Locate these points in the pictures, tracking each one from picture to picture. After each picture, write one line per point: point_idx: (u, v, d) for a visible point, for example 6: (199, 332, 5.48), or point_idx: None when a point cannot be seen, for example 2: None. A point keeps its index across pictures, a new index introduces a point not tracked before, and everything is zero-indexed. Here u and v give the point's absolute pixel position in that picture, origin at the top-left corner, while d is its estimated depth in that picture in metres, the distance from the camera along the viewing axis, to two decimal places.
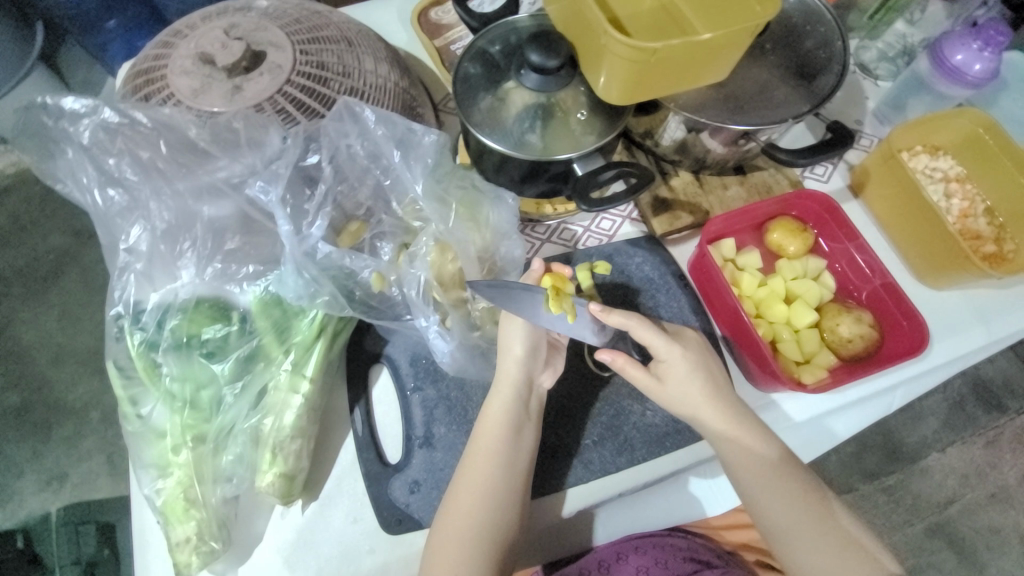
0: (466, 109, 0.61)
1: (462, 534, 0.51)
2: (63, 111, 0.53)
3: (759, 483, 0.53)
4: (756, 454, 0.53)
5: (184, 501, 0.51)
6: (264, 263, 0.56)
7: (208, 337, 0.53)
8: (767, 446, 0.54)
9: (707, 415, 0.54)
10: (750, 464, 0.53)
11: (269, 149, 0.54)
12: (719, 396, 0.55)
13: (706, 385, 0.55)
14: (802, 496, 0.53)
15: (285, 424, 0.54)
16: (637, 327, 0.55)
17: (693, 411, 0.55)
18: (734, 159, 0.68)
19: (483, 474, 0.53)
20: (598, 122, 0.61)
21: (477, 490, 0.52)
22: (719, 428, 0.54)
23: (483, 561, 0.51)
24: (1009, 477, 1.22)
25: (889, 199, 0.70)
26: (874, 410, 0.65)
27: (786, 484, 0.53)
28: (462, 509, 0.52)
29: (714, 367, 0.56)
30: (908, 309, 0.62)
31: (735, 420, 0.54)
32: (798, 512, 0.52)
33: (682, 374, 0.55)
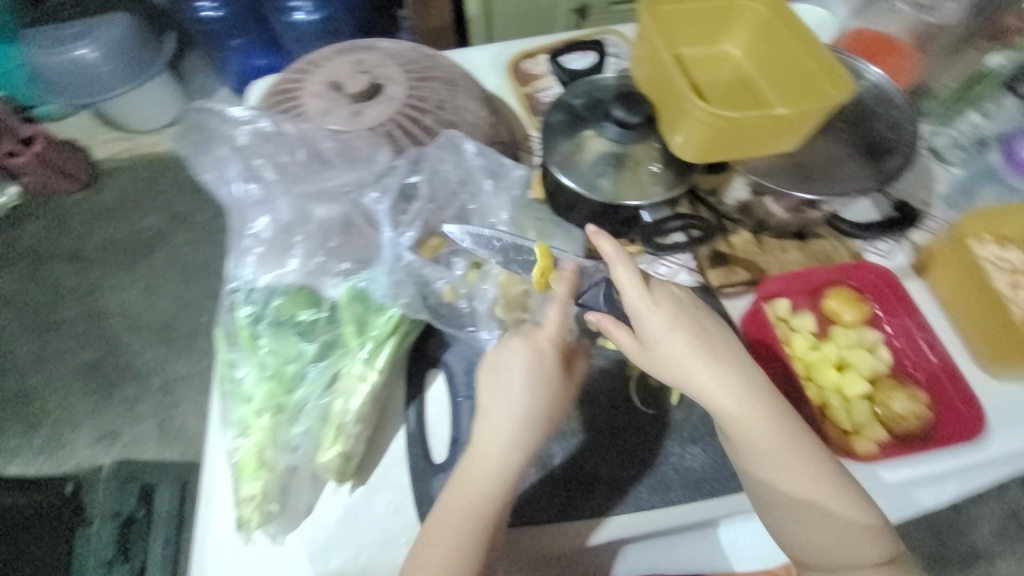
0: (548, 150, 0.68)
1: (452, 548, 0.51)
2: (230, 117, 0.64)
3: (764, 458, 0.52)
4: (761, 437, 0.51)
5: (257, 460, 0.58)
6: (356, 263, 0.64)
7: (301, 319, 0.61)
8: (769, 420, 0.52)
9: (704, 381, 0.52)
10: (769, 461, 0.51)
11: (377, 164, 0.64)
12: (722, 360, 0.53)
13: (705, 351, 0.53)
14: (801, 463, 0.51)
15: (352, 408, 0.60)
16: (630, 298, 0.54)
17: (689, 380, 0.53)
18: (795, 224, 0.72)
19: (493, 432, 0.53)
20: (669, 175, 0.66)
21: (476, 501, 0.52)
22: (709, 394, 0.52)
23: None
24: None
25: (955, 282, 0.70)
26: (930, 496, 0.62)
27: (795, 460, 0.51)
28: (477, 484, 0.52)
29: (717, 349, 0.54)
30: (967, 395, 0.62)
31: (732, 381, 0.52)
32: (806, 490, 0.51)
33: (683, 362, 0.53)
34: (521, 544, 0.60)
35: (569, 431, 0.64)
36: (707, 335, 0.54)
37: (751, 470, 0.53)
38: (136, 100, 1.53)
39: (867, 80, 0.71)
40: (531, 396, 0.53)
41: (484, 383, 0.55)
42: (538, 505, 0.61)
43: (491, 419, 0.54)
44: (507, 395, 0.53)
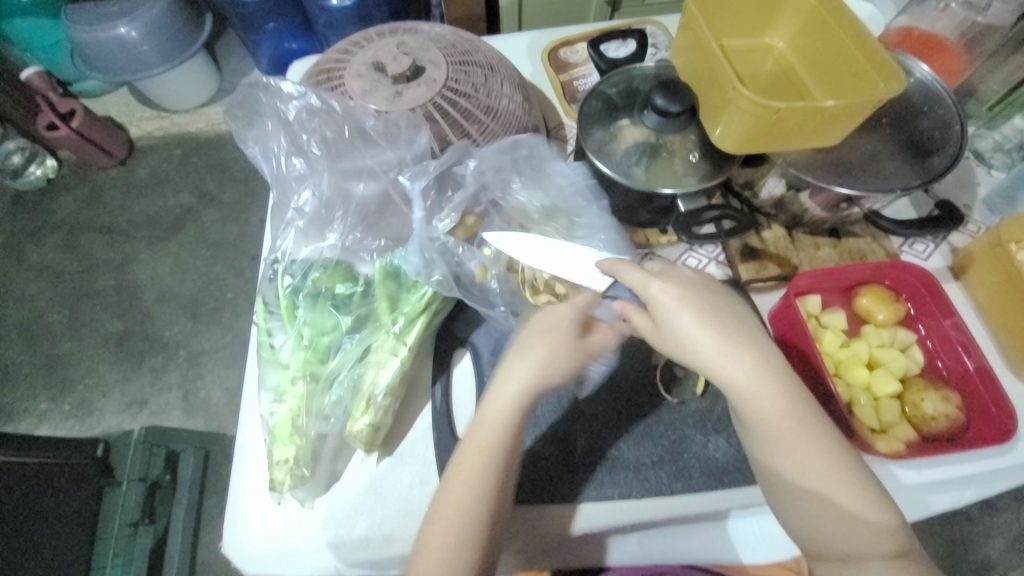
0: (583, 137, 0.68)
1: (456, 507, 0.50)
2: (280, 92, 0.66)
3: (769, 435, 0.49)
4: (768, 411, 0.49)
5: (292, 425, 0.60)
6: (393, 240, 0.66)
7: (338, 292, 0.63)
8: (778, 397, 0.49)
9: (713, 358, 0.50)
10: (777, 437, 0.49)
11: (417, 145, 0.64)
12: (730, 335, 0.51)
13: (712, 325, 0.51)
14: (810, 443, 0.49)
15: (382, 381, 0.61)
16: (637, 280, 0.55)
17: (698, 355, 0.51)
18: (831, 221, 0.71)
19: (512, 387, 0.53)
20: (704, 164, 0.66)
21: (477, 460, 0.51)
22: (715, 368, 0.51)
23: (466, 542, 0.50)
24: None
25: (992, 286, 0.68)
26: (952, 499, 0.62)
27: (805, 439, 0.49)
28: (495, 427, 0.52)
29: (724, 324, 0.51)
30: (998, 397, 0.60)
31: (741, 353, 0.50)
32: (812, 469, 0.48)
33: (686, 336, 0.52)
34: (540, 523, 0.61)
35: (590, 415, 0.65)
36: (712, 308, 0.52)
37: (759, 449, 0.51)
38: (172, 79, 1.57)
39: (915, 76, 0.69)
40: (539, 339, 0.54)
41: (529, 335, 0.54)
42: (558, 485, 0.62)
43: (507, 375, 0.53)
44: (523, 352, 0.53)
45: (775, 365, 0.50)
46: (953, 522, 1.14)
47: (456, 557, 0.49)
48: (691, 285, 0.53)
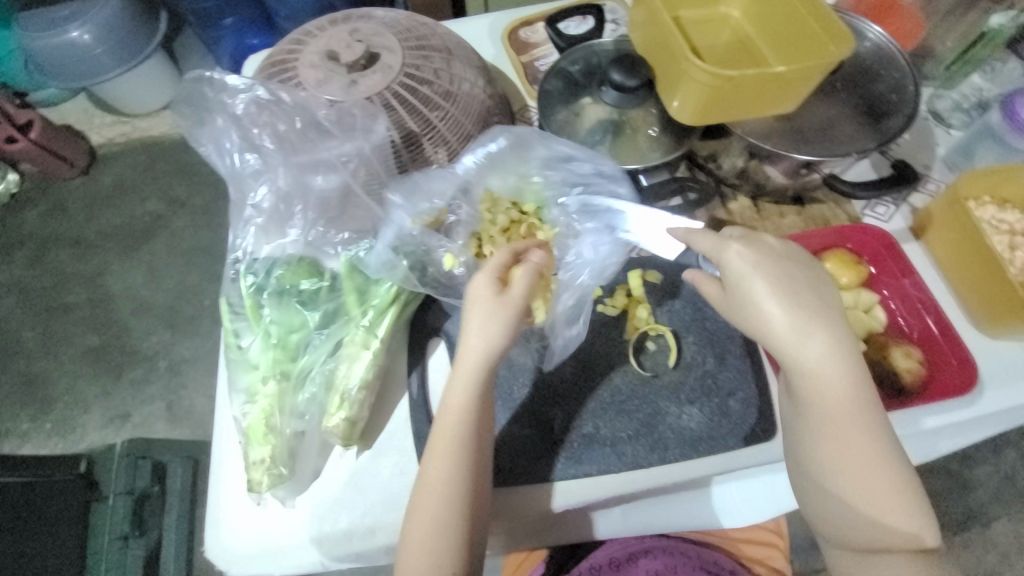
0: (546, 118, 0.69)
1: (433, 505, 0.51)
2: (226, 86, 0.64)
3: (818, 414, 0.49)
4: (829, 392, 0.48)
5: (265, 425, 0.59)
6: (359, 232, 0.65)
7: (303, 288, 0.62)
8: (843, 383, 0.48)
9: (783, 334, 0.49)
10: (827, 419, 0.48)
11: (376, 134, 0.63)
12: (811, 317, 0.49)
13: (788, 304, 0.49)
14: (859, 437, 0.48)
15: (355, 374, 0.61)
16: (711, 248, 0.55)
17: (762, 328, 0.50)
18: (793, 188, 0.71)
19: (481, 351, 0.52)
20: (665, 139, 0.66)
21: (446, 457, 0.51)
22: (781, 343, 0.49)
23: (448, 538, 0.50)
24: None
25: (951, 242, 0.70)
26: (922, 447, 0.65)
27: (855, 429, 0.48)
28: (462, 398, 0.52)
29: (810, 300, 0.49)
30: (960, 350, 0.63)
31: (821, 332, 0.48)
32: (851, 461, 0.48)
33: (759, 306, 0.50)
34: (521, 502, 0.62)
35: (566, 394, 0.66)
36: (793, 280, 0.50)
37: (803, 426, 0.50)
38: (131, 82, 1.52)
39: (869, 40, 0.70)
40: (489, 313, 0.53)
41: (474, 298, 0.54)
42: (537, 465, 0.63)
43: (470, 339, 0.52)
44: (473, 334, 0.52)
45: (854, 352, 0.48)
46: (932, 476, 1.18)
47: (433, 535, 0.50)
48: (777, 259, 0.51)
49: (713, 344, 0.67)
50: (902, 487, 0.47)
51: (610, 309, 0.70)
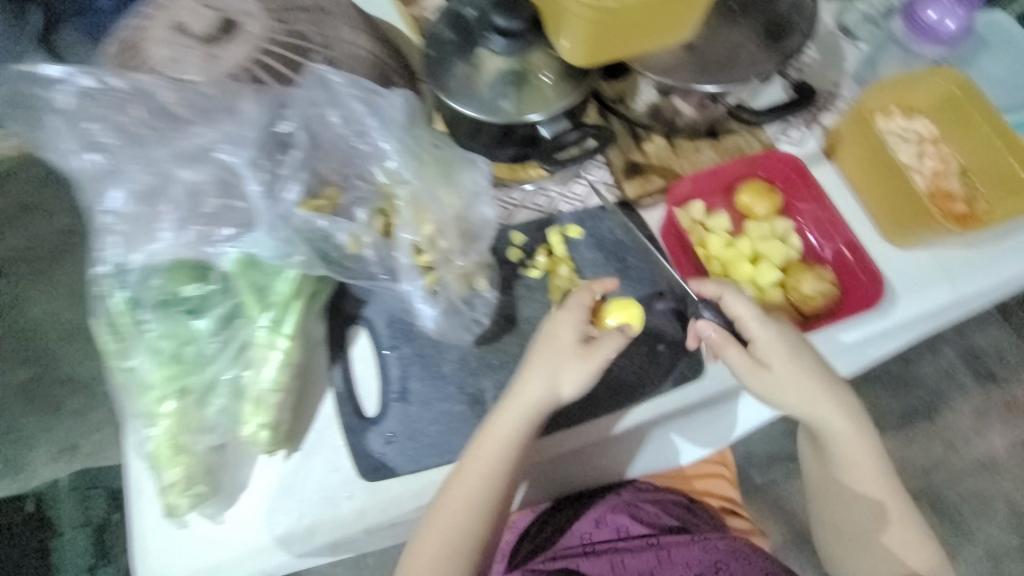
0: (440, 75, 0.62)
1: (463, 500, 0.56)
2: (48, 79, 0.56)
3: (842, 452, 0.61)
4: (848, 436, 0.60)
5: (172, 446, 0.55)
6: (239, 228, 0.56)
7: (187, 294, 0.56)
8: (855, 428, 0.60)
9: (818, 404, 0.58)
10: (846, 455, 0.61)
11: (245, 114, 0.57)
12: (832, 383, 0.59)
13: (817, 375, 0.58)
14: (867, 465, 0.61)
15: (265, 378, 0.57)
16: (744, 321, 0.58)
17: (798, 404, 0.58)
18: (704, 121, 0.70)
19: (498, 413, 0.56)
20: (566, 83, 0.62)
21: (495, 452, 0.55)
22: (813, 410, 0.59)
23: (471, 527, 0.56)
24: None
25: (860, 160, 0.70)
26: (859, 357, 0.65)
27: (865, 461, 0.61)
28: (486, 449, 0.56)
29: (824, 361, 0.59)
30: (866, 265, 0.64)
31: (835, 395, 0.59)
32: (862, 483, 0.62)
33: (797, 384, 0.57)
34: None
35: (498, 364, 0.64)
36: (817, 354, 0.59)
37: (826, 461, 0.63)
38: None
39: None
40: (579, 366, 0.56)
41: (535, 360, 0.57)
42: (474, 439, 0.61)
43: (524, 394, 0.56)
44: (551, 368, 0.57)
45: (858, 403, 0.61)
46: None
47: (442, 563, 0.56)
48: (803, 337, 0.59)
49: (639, 292, 0.67)
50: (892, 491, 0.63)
51: (533, 272, 0.68)
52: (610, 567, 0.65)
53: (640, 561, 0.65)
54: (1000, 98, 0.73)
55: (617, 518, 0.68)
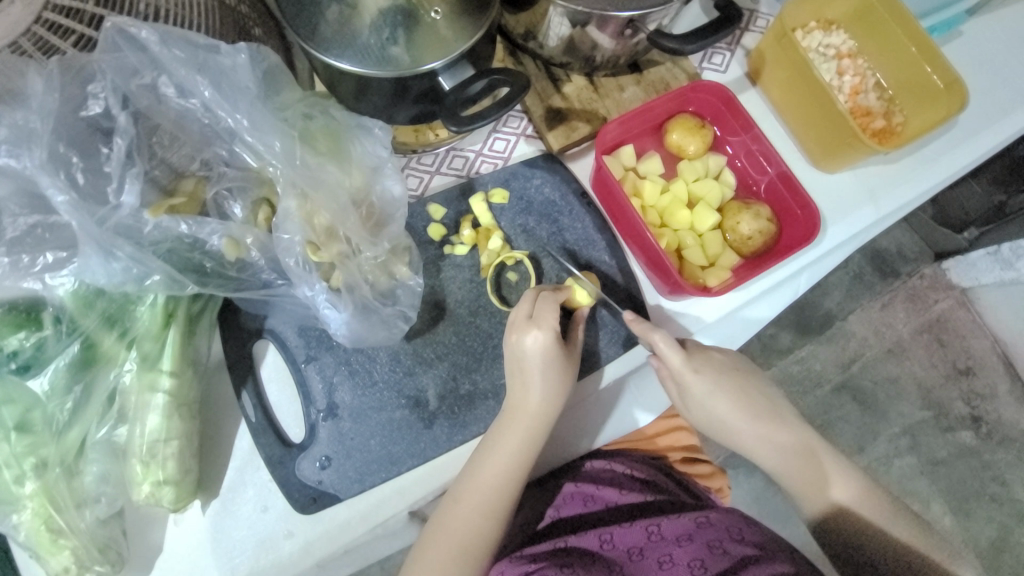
0: (311, 22, 0.50)
1: (471, 510, 0.51)
2: None
3: (792, 469, 0.59)
4: (790, 452, 0.59)
5: (48, 533, 0.45)
6: (66, 248, 0.44)
7: (14, 348, 0.43)
8: (793, 439, 0.59)
9: (741, 424, 0.58)
10: (801, 471, 0.58)
11: (34, 100, 0.41)
12: (750, 402, 0.59)
13: (736, 398, 0.58)
14: (826, 473, 0.58)
15: (151, 428, 0.47)
16: (673, 365, 0.56)
17: (726, 427, 0.58)
18: (625, 54, 0.61)
19: (490, 469, 0.51)
20: (461, 19, 0.51)
21: (502, 465, 0.51)
22: (743, 430, 0.58)
23: (481, 546, 0.50)
24: (956, 346, 1.24)
25: (784, 82, 0.66)
26: (788, 295, 0.68)
27: (821, 470, 0.58)
28: (470, 507, 0.51)
29: (750, 385, 0.59)
30: (801, 197, 0.61)
31: (757, 413, 0.59)
32: (839, 497, 0.57)
33: (722, 415, 0.58)
34: (412, 488, 0.55)
35: (434, 358, 0.57)
36: (737, 375, 0.59)
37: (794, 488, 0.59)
38: None
39: None
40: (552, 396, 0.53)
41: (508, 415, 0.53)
42: (422, 446, 0.55)
43: (499, 459, 0.51)
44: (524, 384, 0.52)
45: (787, 413, 0.60)
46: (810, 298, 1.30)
47: None
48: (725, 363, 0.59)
49: (576, 255, 0.62)
50: (874, 495, 0.58)
51: (460, 248, 0.60)
52: (599, 543, 0.56)
53: (630, 535, 0.57)
54: (914, 1, 0.70)
55: (606, 491, 0.61)
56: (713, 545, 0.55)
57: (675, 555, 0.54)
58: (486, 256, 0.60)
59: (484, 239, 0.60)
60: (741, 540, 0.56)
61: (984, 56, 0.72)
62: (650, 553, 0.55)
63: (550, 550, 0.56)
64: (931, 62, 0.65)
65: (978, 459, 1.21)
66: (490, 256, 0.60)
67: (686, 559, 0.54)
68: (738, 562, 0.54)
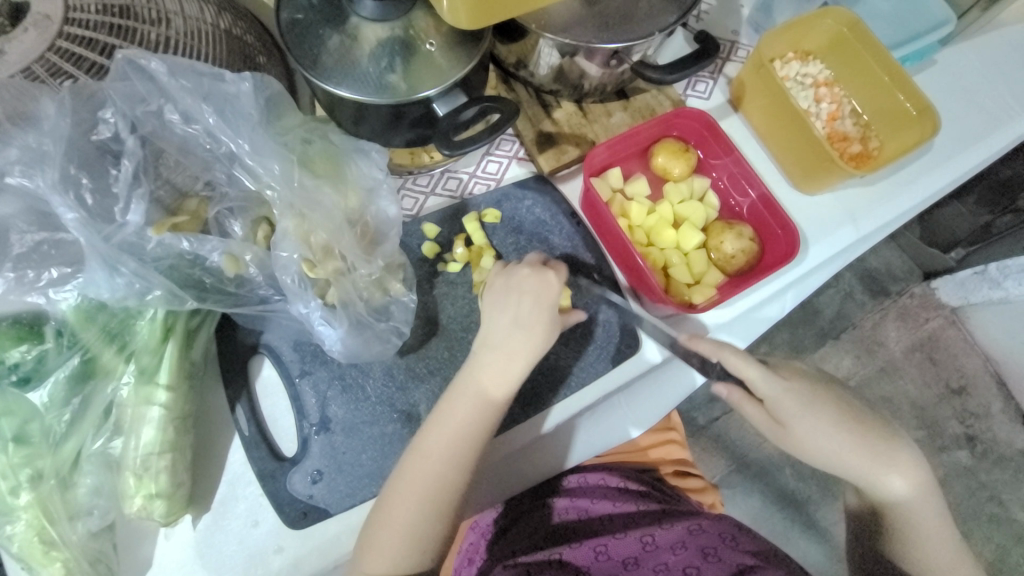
0: (312, 53, 0.53)
1: (444, 440, 0.50)
2: None
3: (889, 508, 0.54)
4: (894, 491, 0.54)
5: (41, 545, 0.45)
6: (71, 265, 0.46)
7: (16, 360, 0.45)
8: (901, 481, 0.53)
9: (844, 454, 0.53)
10: (899, 513, 0.54)
11: (47, 123, 0.43)
12: (856, 432, 0.54)
13: (837, 425, 0.53)
14: (926, 523, 0.53)
15: (146, 441, 0.48)
16: (751, 379, 0.54)
17: (823, 455, 0.53)
18: (612, 83, 0.65)
19: (469, 402, 0.51)
20: (455, 51, 0.54)
21: (442, 440, 0.50)
22: (845, 459, 0.53)
23: (445, 472, 0.50)
24: (946, 364, 1.25)
25: (763, 108, 0.69)
26: (775, 311, 0.69)
27: (923, 519, 0.53)
28: (443, 435, 0.50)
29: (853, 410, 0.55)
30: (781, 218, 0.63)
31: (862, 445, 0.53)
32: (935, 546, 0.53)
33: (824, 441, 0.53)
34: None
35: (427, 373, 0.58)
36: (836, 401, 0.54)
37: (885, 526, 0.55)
38: None
39: None
40: (528, 340, 0.53)
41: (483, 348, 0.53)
42: None
43: (471, 387, 0.51)
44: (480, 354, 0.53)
45: (904, 446, 0.55)
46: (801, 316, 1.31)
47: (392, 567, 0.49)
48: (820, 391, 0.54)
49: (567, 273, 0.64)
50: (957, 546, 0.54)
51: (453, 265, 0.62)
52: (595, 554, 0.56)
53: (626, 546, 0.57)
54: (886, 34, 0.74)
55: (601, 506, 0.63)
56: (707, 551, 0.56)
57: (671, 563, 0.55)
58: (478, 275, 0.61)
59: (478, 259, 0.62)
60: (737, 548, 0.56)
61: (956, 84, 0.76)
62: (646, 563, 0.55)
63: (546, 563, 0.56)
64: (903, 91, 0.69)
65: (973, 478, 1.21)
66: (482, 276, 0.61)
67: (682, 565, 0.54)
68: (735, 568, 0.54)
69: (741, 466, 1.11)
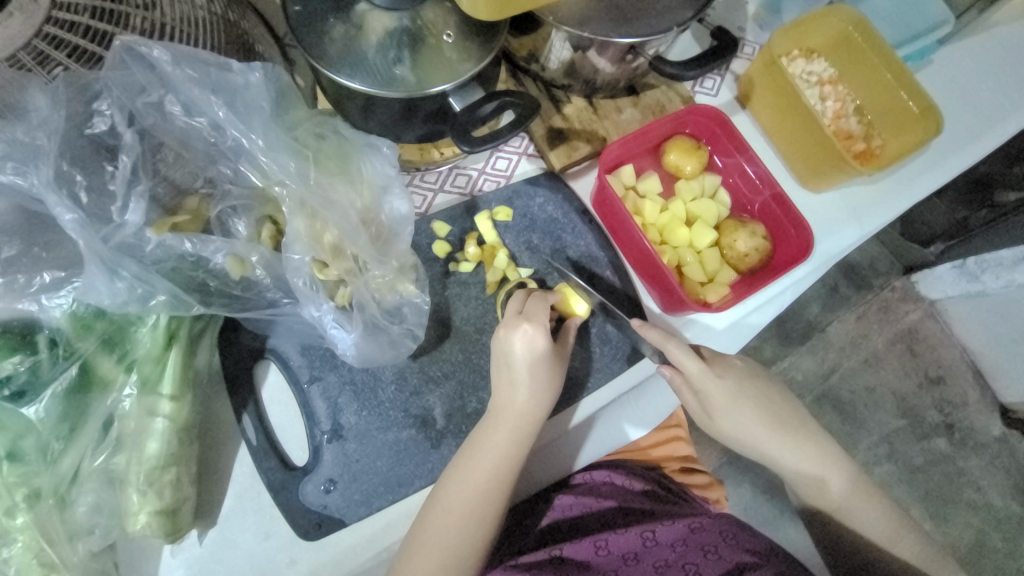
0: (319, 43, 0.50)
1: (484, 459, 0.50)
2: None
3: (806, 478, 0.60)
4: (805, 461, 0.59)
5: (39, 568, 0.42)
6: (65, 268, 0.43)
7: (7, 373, 0.41)
8: (808, 450, 0.59)
9: (756, 434, 0.58)
10: (814, 479, 0.59)
11: (38, 116, 0.40)
12: (764, 411, 0.59)
13: (751, 407, 0.58)
14: (835, 481, 0.59)
15: (149, 454, 0.45)
16: (691, 372, 0.56)
17: (741, 435, 0.59)
18: (624, 78, 0.63)
19: (508, 419, 0.51)
20: (470, 43, 0.52)
21: (484, 477, 0.49)
22: (757, 437, 0.58)
23: (482, 490, 0.49)
24: (928, 356, 1.29)
25: (771, 106, 0.70)
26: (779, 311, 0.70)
27: (833, 479, 0.59)
28: (483, 454, 0.50)
29: (772, 398, 0.60)
30: (794, 217, 0.63)
31: (770, 423, 0.59)
32: (848, 501, 0.59)
33: (741, 425, 0.58)
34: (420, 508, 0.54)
35: (442, 377, 0.57)
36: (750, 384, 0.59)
37: (805, 491, 0.61)
38: None
39: None
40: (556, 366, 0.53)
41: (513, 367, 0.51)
42: (431, 466, 0.54)
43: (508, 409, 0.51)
44: (511, 384, 0.51)
45: (802, 417, 0.61)
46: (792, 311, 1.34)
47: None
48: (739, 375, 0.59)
49: (582, 272, 0.63)
50: (873, 498, 0.60)
51: (465, 265, 0.60)
52: (594, 549, 0.56)
53: (626, 541, 0.56)
54: (890, 33, 0.75)
55: (604, 504, 0.61)
56: (707, 548, 0.56)
57: (671, 560, 0.55)
58: (491, 273, 0.60)
59: (490, 256, 0.61)
60: (736, 546, 0.57)
61: (953, 84, 0.77)
62: (646, 559, 0.55)
63: (545, 560, 0.55)
64: (906, 90, 0.70)
65: (952, 465, 1.26)
66: (495, 274, 0.60)
67: (682, 562, 0.55)
68: (733, 566, 0.54)
69: (736, 459, 1.13)
